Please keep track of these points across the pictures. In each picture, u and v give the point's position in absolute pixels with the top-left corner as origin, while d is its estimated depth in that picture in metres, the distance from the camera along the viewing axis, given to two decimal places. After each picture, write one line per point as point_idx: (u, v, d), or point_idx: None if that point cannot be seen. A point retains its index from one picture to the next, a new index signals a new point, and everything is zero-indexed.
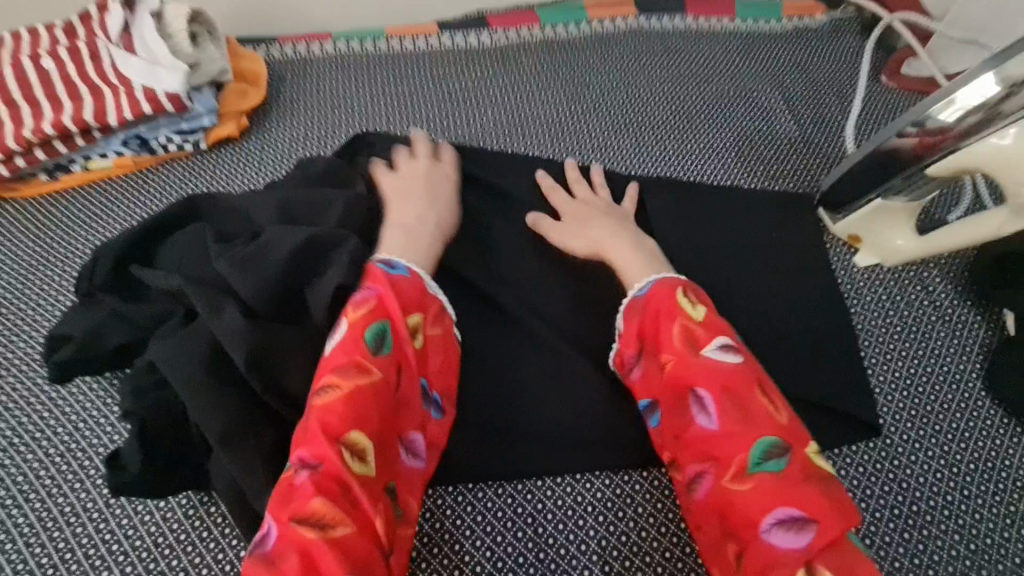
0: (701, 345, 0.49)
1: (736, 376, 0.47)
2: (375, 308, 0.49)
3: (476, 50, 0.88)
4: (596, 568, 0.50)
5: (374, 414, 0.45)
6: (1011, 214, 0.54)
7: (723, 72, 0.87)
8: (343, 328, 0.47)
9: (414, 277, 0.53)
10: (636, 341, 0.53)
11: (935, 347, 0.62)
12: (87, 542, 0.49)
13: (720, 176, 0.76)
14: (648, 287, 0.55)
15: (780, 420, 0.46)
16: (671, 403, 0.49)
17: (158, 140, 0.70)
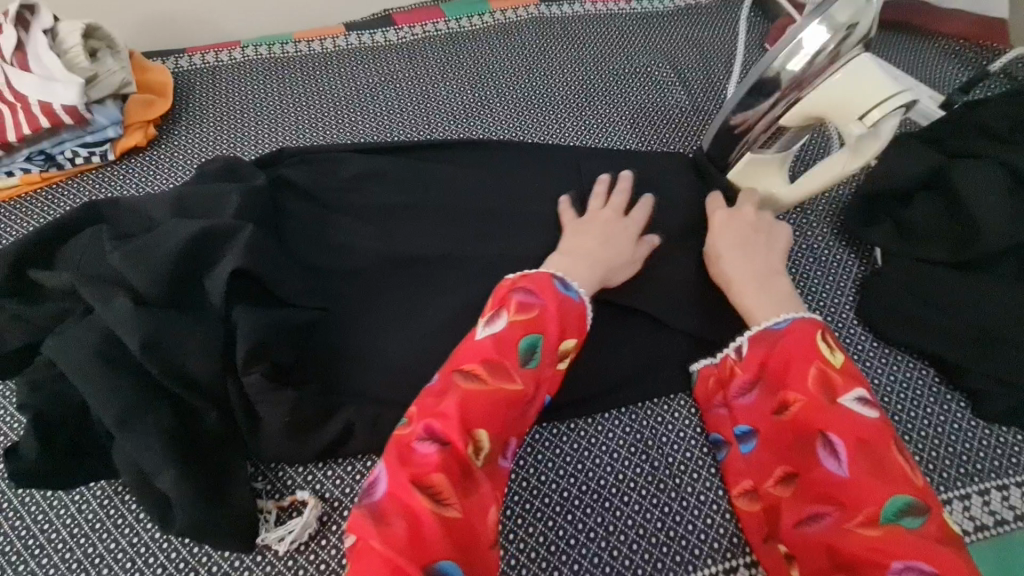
0: (839, 393, 0.49)
1: (878, 424, 0.47)
2: (518, 320, 0.50)
3: (384, 48, 0.92)
4: (498, 514, 0.55)
5: (482, 416, 0.47)
6: (851, 151, 0.60)
7: (619, 52, 0.92)
8: (500, 326, 0.50)
9: (580, 303, 0.54)
10: (758, 358, 0.54)
11: (813, 285, 0.67)
12: (6, 538, 0.51)
13: (617, 147, 0.80)
14: (785, 321, 0.54)
15: (918, 480, 0.45)
16: (799, 431, 0.50)
17: (63, 155, 0.72)
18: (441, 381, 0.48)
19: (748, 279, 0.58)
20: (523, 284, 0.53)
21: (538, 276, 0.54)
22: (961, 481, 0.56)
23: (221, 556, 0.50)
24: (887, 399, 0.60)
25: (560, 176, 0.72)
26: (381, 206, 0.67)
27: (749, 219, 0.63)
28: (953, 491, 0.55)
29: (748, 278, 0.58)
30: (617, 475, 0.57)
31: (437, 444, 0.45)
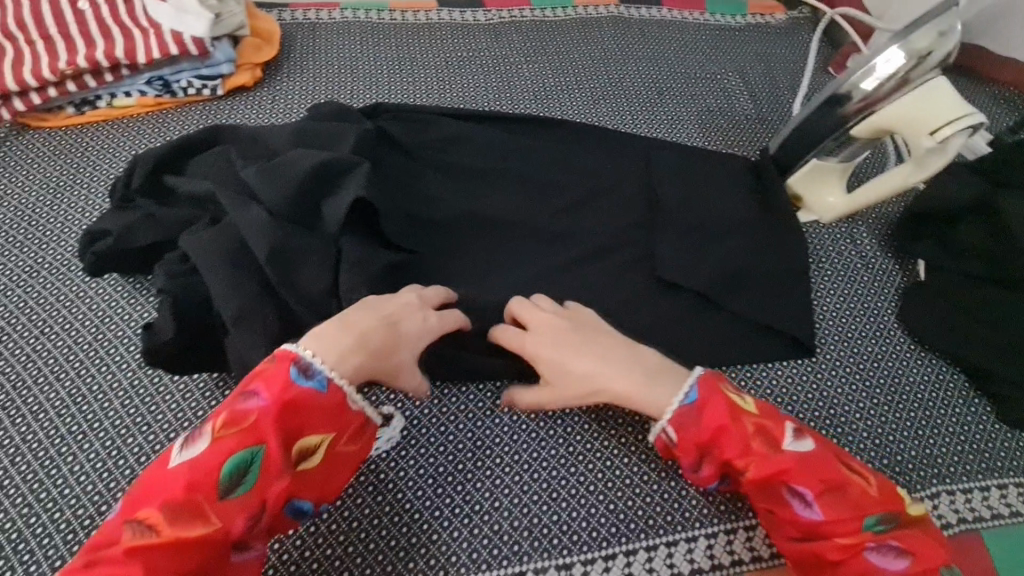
0: (777, 438, 0.51)
1: (819, 457, 0.51)
2: (229, 427, 0.45)
3: (472, 26, 0.97)
4: (560, 449, 0.61)
5: (195, 558, 0.41)
6: (914, 167, 0.67)
7: (691, 58, 0.97)
8: (206, 441, 0.44)
9: (333, 393, 0.48)
10: (695, 439, 0.52)
11: (860, 287, 0.72)
12: (115, 415, 0.55)
13: (686, 142, 0.86)
14: (695, 391, 0.53)
15: (874, 490, 0.50)
16: (762, 487, 0.51)
17: (179, 83, 0.77)
18: (138, 489, 0.43)
19: (634, 387, 0.54)
20: (259, 378, 0.47)
21: (275, 361, 0.48)
22: (983, 474, 0.61)
23: None
24: (920, 396, 0.65)
25: (636, 162, 0.77)
26: (470, 167, 0.73)
27: (559, 324, 0.57)
28: (974, 482, 0.60)
29: (639, 385, 0.54)
30: None
31: (139, 572, 0.40)
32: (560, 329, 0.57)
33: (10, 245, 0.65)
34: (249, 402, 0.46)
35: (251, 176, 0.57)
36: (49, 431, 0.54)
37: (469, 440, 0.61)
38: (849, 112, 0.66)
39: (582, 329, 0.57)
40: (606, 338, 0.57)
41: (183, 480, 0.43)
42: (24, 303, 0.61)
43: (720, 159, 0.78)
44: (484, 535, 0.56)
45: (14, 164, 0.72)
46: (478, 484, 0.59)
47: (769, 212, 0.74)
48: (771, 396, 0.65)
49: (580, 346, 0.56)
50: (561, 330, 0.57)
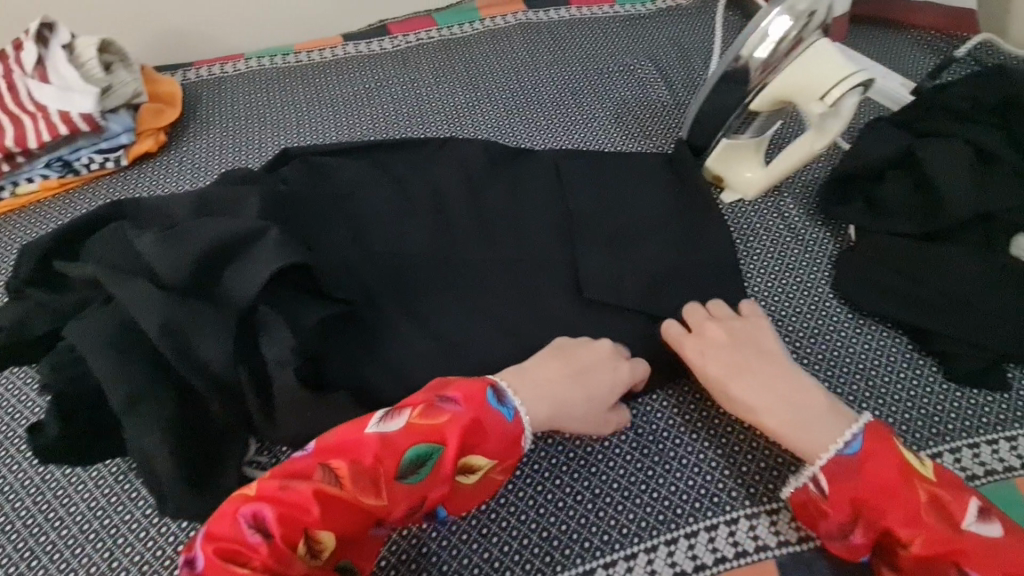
0: (959, 517, 0.46)
1: (1010, 547, 0.45)
2: (421, 422, 0.50)
3: (379, 55, 0.97)
4: None
5: (351, 520, 0.47)
6: (817, 131, 0.65)
7: (602, 53, 0.96)
8: (398, 426, 0.50)
9: (514, 424, 0.53)
10: (852, 495, 0.48)
11: (791, 261, 0.70)
12: (28, 513, 0.54)
13: (602, 140, 0.84)
14: (857, 441, 0.49)
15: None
16: (921, 565, 0.46)
17: (79, 161, 0.76)
18: (311, 463, 0.48)
19: (790, 408, 0.53)
20: (448, 388, 0.52)
21: (475, 385, 0.53)
22: (934, 441, 0.58)
23: None
24: (858, 367, 0.63)
25: (548, 172, 0.76)
26: (378, 203, 0.71)
27: (721, 340, 0.58)
28: (925, 451, 0.58)
29: (782, 412, 0.53)
30: (604, 443, 0.61)
31: (276, 524, 0.45)
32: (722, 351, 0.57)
33: None
34: (444, 404, 0.51)
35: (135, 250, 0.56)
36: None
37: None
38: (753, 80, 0.64)
39: (756, 335, 0.58)
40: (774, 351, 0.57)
41: (368, 452, 0.49)
42: None
43: (633, 154, 0.77)
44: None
45: None
46: (409, 532, 0.58)
47: (686, 201, 0.72)
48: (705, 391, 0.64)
49: (731, 365, 0.56)
50: (754, 340, 0.58)
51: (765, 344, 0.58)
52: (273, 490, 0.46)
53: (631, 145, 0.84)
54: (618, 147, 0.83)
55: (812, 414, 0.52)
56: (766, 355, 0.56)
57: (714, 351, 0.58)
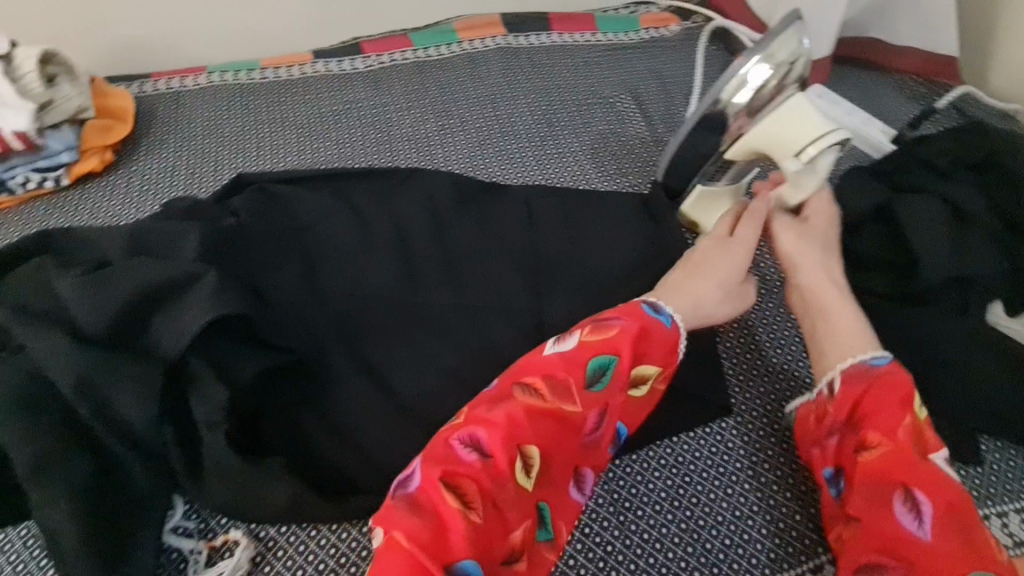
0: (932, 450, 0.46)
1: (953, 488, 0.44)
2: (595, 337, 0.50)
3: (351, 75, 0.93)
4: None
5: (557, 443, 0.47)
6: (789, 186, 0.62)
7: (582, 83, 0.94)
8: (573, 344, 0.50)
9: (673, 330, 0.53)
10: (852, 395, 0.50)
11: (764, 316, 0.67)
12: None
13: (577, 177, 0.81)
14: (881, 360, 0.51)
15: (1003, 559, 0.42)
16: (869, 481, 0.46)
17: (14, 179, 0.70)
18: (507, 382, 0.49)
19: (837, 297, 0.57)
20: (620, 309, 0.53)
21: (631, 304, 0.54)
22: None
23: None
24: None
25: (520, 209, 0.73)
26: (337, 238, 0.67)
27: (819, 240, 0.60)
28: None
29: (834, 303, 0.56)
30: None
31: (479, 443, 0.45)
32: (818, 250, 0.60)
33: None
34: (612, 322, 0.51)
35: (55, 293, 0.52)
36: None
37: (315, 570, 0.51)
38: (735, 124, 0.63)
39: (828, 236, 0.61)
40: (832, 252, 0.60)
41: (553, 370, 0.49)
42: None
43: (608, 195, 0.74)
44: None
45: None
46: None
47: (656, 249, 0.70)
48: (675, 455, 0.59)
49: (817, 262, 0.58)
50: (816, 240, 0.60)
51: (821, 243, 0.60)
52: (469, 417, 0.47)
53: (607, 183, 0.81)
54: (593, 185, 0.80)
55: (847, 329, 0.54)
56: (823, 257, 0.59)
57: (812, 244, 0.60)
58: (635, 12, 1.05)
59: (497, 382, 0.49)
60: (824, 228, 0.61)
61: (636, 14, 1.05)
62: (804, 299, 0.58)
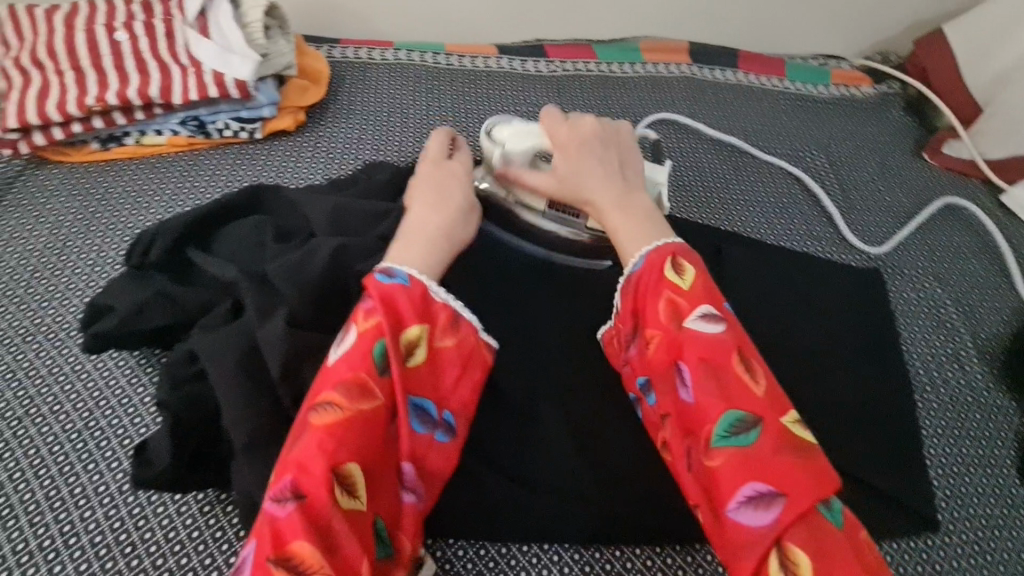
0: (684, 313, 0.47)
1: (721, 345, 0.45)
2: (362, 331, 0.44)
3: (534, 77, 0.90)
4: None
5: (365, 442, 0.41)
6: (559, 179, 0.57)
7: (770, 129, 0.89)
8: (347, 345, 0.44)
9: (416, 286, 0.47)
10: (628, 305, 0.51)
11: (971, 429, 0.61)
12: (95, 528, 0.47)
13: (764, 230, 0.77)
14: (642, 259, 0.51)
15: (759, 392, 0.44)
16: (658, 373, 0.47)
17: (215, 125, 0.70)
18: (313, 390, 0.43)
19: (607, 200, 0.55)
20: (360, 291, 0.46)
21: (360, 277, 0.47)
22: None
23: None
24: None
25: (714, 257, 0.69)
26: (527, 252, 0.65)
27: (584, 138, 0.58)
28: None
29: (611, 202, 0.55)
30: None
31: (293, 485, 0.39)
32: (592, 140, 0.58)
33: (5, 300, 0.58)
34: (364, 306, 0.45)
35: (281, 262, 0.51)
36: (12, 542, 0.46)
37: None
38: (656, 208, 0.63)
39: (611, 150, 0.58)
40: (634, 168, 0.59)
41: (329, 381, 0.43)
42: (9, 374, 0.54)
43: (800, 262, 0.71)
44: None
45: (27, 202, 0.65)
46: None
47: (850, 331, 0.65)
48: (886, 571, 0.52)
49: (590, 157, 0.57)
50: (586, 152, 0.57)
51: (597, 156, 0.57)
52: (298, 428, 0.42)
53: (796, 244, 0.76)
54: (782, 244, 0.75)
55: (637, 207, 0.55)
56: (586, 175, 0.56)
57: (585, 155, 0.57)
58: (827, 64, 1.00)
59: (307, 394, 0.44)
60: (570, 136, 0.59)
61: (826, 66, 1.00)
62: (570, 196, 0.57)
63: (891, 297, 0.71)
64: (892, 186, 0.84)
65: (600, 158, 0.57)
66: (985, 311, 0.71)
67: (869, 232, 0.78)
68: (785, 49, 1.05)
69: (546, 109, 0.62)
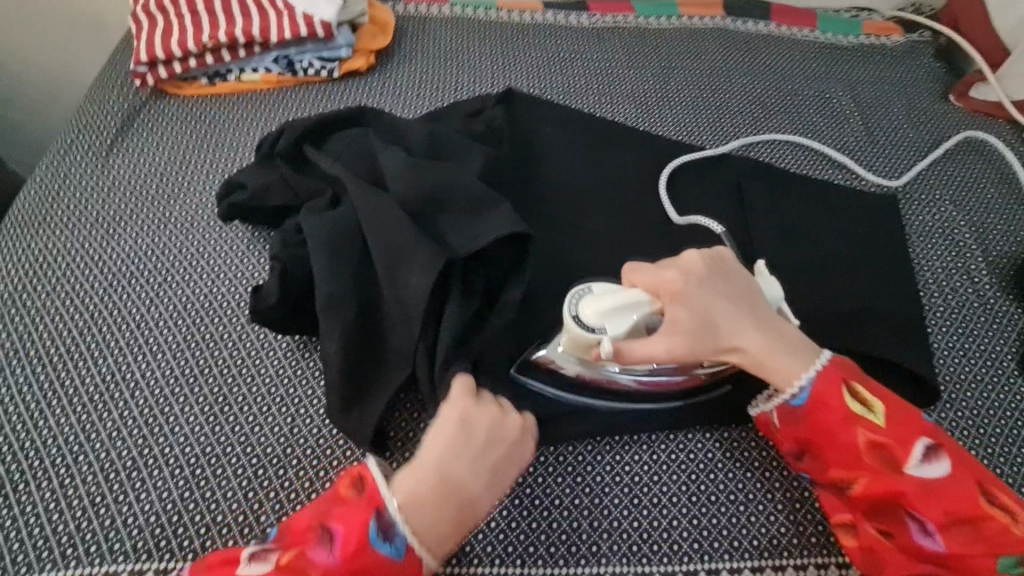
0: (902, 463, 0.50)
1: (955, 486, 0.49)
2: (293, 567, 0.45)
3: (576, 29, 0.98)
4: (641, 473, 0.56)
5: None
6: (687, 336, 0.53)
7: (799, 75, 0.95)
8: (270, 566, 0.45)
9: (401, 564, 0.46)
10: (800, 438, 0.53)
11: (974, 329, 0.67)
12: (224, 363, 0.60)
13: (788, 161, 0.83)
14: (805, 394, 0.53)
15: (1017, 529, 0.48)
16: (877, 507, 0.51)
17: (301, 64, 0.82)
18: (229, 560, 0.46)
19: (760, 346, 0.53)
20: (337, 520, 0.47)
21: (358, 508, 0.48)
22: None
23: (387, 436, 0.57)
24: None
25: (738, 181, 0.77)
26: (568, 172, 0.74)
27: (714, 286, 0.55)
28: None
29: (766, 347, 0.53)
30: (762, 453, 0.58)
31: None
32: (718, 285, 0.55)
33: (141, 199, 0.71)
34: (321, 548, 0.46)
35: (373, 162, 0.63)
36: (163, 371, 0.59)
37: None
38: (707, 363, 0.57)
39: (733, 287, 0.56)
40: (757, 297, 0.56)
41: None
42: (150, 252, 0.67)
43: (820, 186, 0.77)
44: (528, 544, 0.53)
45: (151, 125, 0.78)
46: (541, 501, 0.55)
47: (868, 242, 0.72)
48: None
49: (721, 302, 0.54)
50: (710, 293, 0.54)
51: (722, 297, 0.55)
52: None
53: (819, 173, 0.82)
54: (806, 172, 0.81)
55: (783, 339, 0.54)
56: (724, 321, 0.54)
57: (712, 299, 0.54)
58: (859, 17, 1.04)
59: (217, 555, 0.47)
60: (686, 290, 0.54)
61: (859, 18, 1.04)
62: (710, 348, 0.54)
63: (907, 219, 0.77)
64: (916, 124, 0.89)
65: (732, 300, 0.55)
66: (1000, 234, 0.76)
67: (892, 165, 0.83)
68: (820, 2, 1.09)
69: (631, 270, 0.57)
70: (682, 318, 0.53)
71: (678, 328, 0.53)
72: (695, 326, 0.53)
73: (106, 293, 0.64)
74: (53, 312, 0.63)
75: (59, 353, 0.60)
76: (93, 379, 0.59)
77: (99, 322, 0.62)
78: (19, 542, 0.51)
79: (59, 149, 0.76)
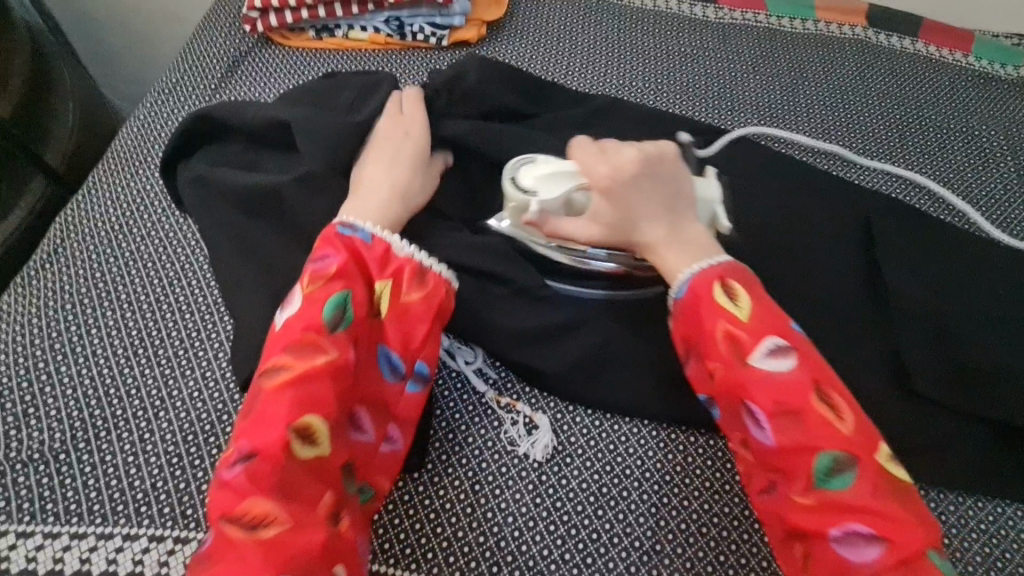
0: (747, 354, 0.45)
1: (795, 382, 0.44)
2: (314, 286, 0.48)
3: (700, 22, 0.90)
4: (731, 529, 0.51)
5: (324, 398, 0.44)
6: (605, 226, 0.53)
7: (946, 103, 0.85)
8: (297, 302, 0.47)
9: (376, 242, 0.51)
10: (680, 332, 0.50)
11: None
12: None
13: (925, 200, 0.74)
14: (686, 286, 0.49)
15: (844, 429, 0.43)
16: (723, 403, 0.47)
17: (411, 28, 0.78)
18: (247, 433, 0.43)
19: (661, 236, 0.51)
20: (318, 249, 0.50)
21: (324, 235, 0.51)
22: None
23: (462, 440, 0.54)
24: None
25: (870, 216, 0.69)
26: None
27: (644, 185, 0.52)
28: None
29: (667, 240, 0.51)
30: None
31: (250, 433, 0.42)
32: (646, 184, 0.52)
33: None
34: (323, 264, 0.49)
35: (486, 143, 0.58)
36: None
37: (586, 463, 0.53)
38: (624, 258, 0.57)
39: (665, 187, 0.53)
40: (684, 199, 0.53)
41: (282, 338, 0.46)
42: None
43: (961, 235, 0.69)
44: None
45: (255, 74, 0.76)
46: (618, 540, 0.50)
47: None
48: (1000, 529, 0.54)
49: (644, 198, 0.52)
50: (633, 192, 0.52)
51: (649, 193, 0.52)
52: (239, 486, 0.41)
53: (960, 218, 0.73)
54: (945, 217, 0.72)
55: (694, 239, 0.51)
56: (639, 214, 0.52)
57: (636, 197, 0.52)
58: None
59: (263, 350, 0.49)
60: (618, 185, 0.52)
61: None
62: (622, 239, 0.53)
63: None
64: None
65: (660, 201, 0.52)
66: None
67: None
68: (978, 23, 0.97)
69: (574, 146, 0.54)
70: (604, 205, 0.52)
71: (597, 218, 0.53)
72: (612, 212, 0.52)
73: (196, 242, 0.62)
74: (144, 255, 0.61)
75: (146, 298, 0.58)
76: (177, 329, 0.56)
77: (187, 271, 0.60)
78: (95, 490, 0.48)
79: (163, 88, 0.74)
